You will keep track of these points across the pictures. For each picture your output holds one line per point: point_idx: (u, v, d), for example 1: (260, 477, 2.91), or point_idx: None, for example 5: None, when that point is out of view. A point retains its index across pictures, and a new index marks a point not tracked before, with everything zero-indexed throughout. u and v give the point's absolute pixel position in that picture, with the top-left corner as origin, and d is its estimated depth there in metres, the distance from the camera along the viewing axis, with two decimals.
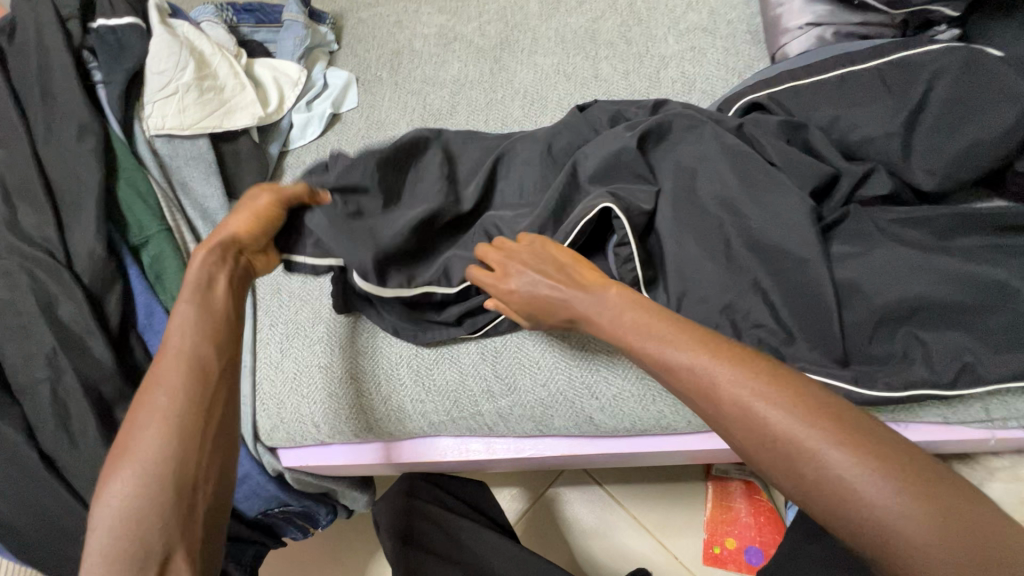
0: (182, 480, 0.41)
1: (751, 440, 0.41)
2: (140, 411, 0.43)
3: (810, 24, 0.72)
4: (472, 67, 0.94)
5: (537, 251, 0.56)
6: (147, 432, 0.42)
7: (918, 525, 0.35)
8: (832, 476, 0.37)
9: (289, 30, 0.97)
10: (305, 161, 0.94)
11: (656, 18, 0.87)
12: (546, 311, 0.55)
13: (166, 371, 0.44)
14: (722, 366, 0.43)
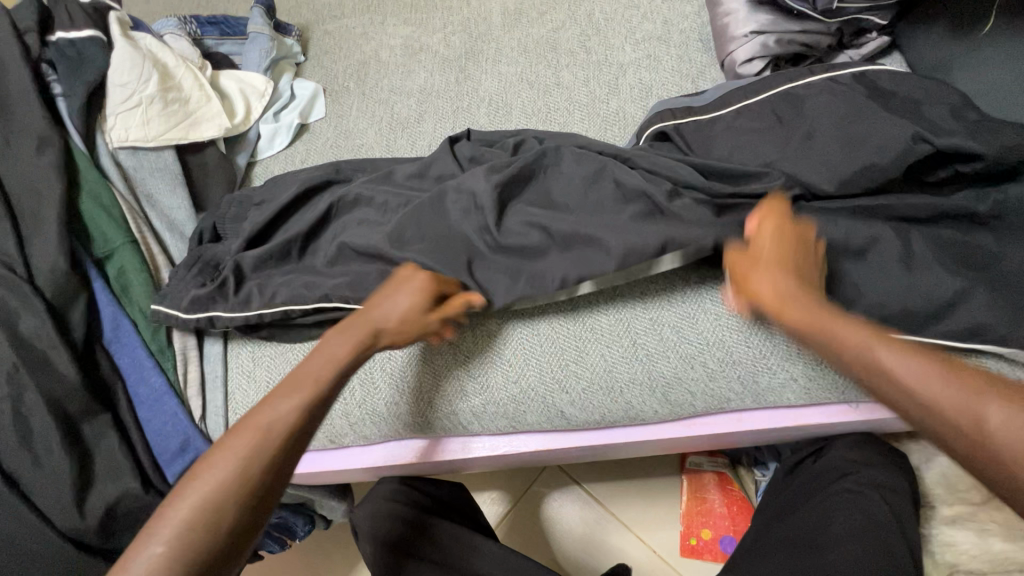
0: (230, 532, 0.47)
1: (905, 401, 0.44)
2: (222, 458, 0.49)
3: (754, 32, 0.74)
4: (438, 77, 0.96)
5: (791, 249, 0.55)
6: (227, 478, 0.48)
7: (971, 396, 0.41)
8: (980, 419, 0.40)
9: (254, 42, 0.97)
10: (273, 171, 0.95)
11: (613, 28, 0.91)
12: (783, 308, 0.51)
13: (248, 434, 0.50)
14: (870, 344, 0.46)
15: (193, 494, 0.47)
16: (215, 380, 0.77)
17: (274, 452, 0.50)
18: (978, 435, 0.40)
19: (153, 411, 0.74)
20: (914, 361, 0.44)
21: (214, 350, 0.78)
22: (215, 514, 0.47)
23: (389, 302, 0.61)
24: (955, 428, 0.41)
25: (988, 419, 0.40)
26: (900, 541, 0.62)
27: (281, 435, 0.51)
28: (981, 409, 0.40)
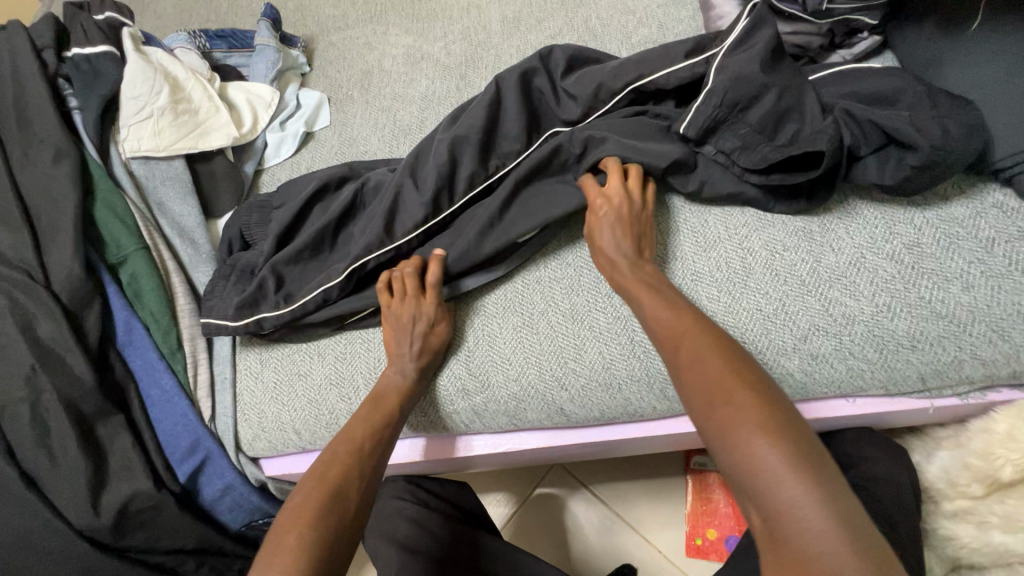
0: (343, 528, 0.53)
1: (703, 403, 0.48)
2: (326, 467, 0.58)
3: None
4: (439, 84, 0.99)
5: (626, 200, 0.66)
6: (328, 475, 0.57)
7: (759, 438, 0.43)
8: (761, 453, 0.42)
9: (261, 55, 1.01)
10: (280, 179, 0.97)
11: (610, 33, 0.93)
12: (604, 251, 0.65)
13: (325, 468, 0.58)
14: (704, 350, 0.51)
15: (312, 487, 0.56)
16: (224, 381, 0.80)
17: (363, 456, 0.61)
18: (771, 487, 0.41)
19: (165, 411, 0.76)
20: (739, 389, 0.47)
21: (224, 350, 0.81)
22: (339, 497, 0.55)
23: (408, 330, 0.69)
24: (734, 446, 0.44)
25: (765, 457, 0.42)
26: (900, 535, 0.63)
27: (365, 443, 0.62)
28: (773, 466, 0.42)
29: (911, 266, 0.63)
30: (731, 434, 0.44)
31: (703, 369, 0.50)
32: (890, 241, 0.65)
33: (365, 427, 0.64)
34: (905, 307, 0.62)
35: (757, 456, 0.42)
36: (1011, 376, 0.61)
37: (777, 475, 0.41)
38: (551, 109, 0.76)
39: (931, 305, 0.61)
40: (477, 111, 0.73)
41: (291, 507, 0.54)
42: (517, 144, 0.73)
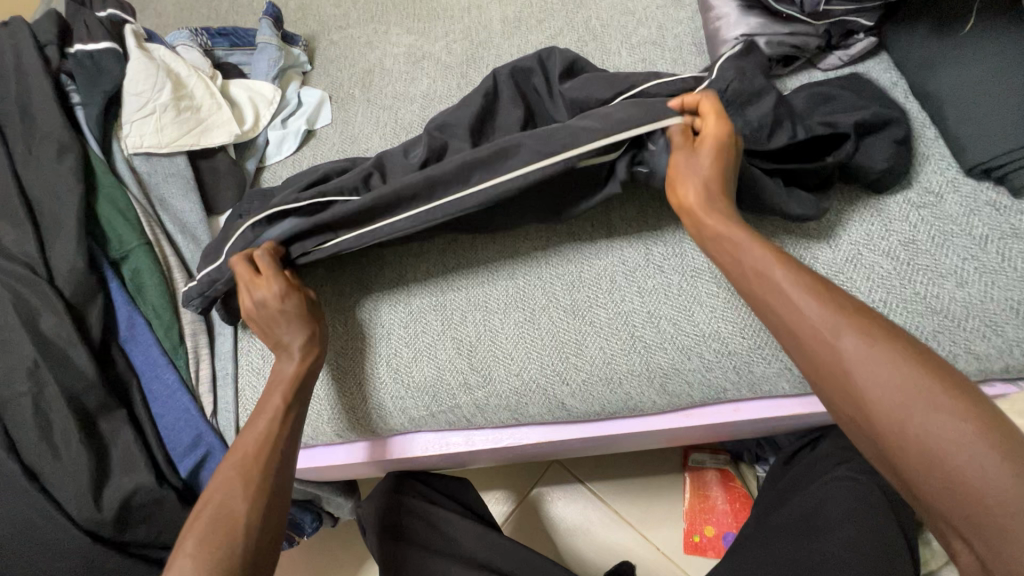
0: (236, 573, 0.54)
1: (867, 400, 0.45)
2: (223, 488, 0.58)
3: (745, 35, 0.76)
4: (440, 83, 0.99)
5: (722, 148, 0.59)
6: (230, 497, 0.58)
7: (963, 439, 0.41)
8: (939, 452, 0.41)
9: (263, 53, 1.01)
10: (282, 176, 0.98)
11: (611, 33, 0.94)
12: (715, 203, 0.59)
13: (211, 501, 0.57)
14: (858, 335, 0.47)
15: (216, 513, 0.57)
16: (225, 377, 0.80)
17: (259, 468, 0.60)
18: (986, 501, 0.39)
19: (167, 406, 0.77)
20: (906, 378, 0.44)
21: (226, 346, 0.81)
22: (229, 520, 0.56)
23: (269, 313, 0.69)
24: (922, 450, 0.42)
25: (969, 467, 0.40)
26: (894, 527, 0.64)
27: (269, 448, 0.62)
28: (977, 471, 0.40)
29: (907, 263, 0.64)
30: (929, 443, 0.42)
31: (864, 365, 0.45)
32: (887, 238, 0.66)
33: (259, 434, 0.63)
34: (899, 302, 0.63)
35: (970, 467, 0.40)
36: (1005, 370, 0.62)
37: (1017, 503, 0.38)
38: (549, 111, 0.77)
39: (927, 300, 0.62)
40: (475, 109, 0.74)
41: (188, 539, 0.55)
42: (512, 139, 0.74)
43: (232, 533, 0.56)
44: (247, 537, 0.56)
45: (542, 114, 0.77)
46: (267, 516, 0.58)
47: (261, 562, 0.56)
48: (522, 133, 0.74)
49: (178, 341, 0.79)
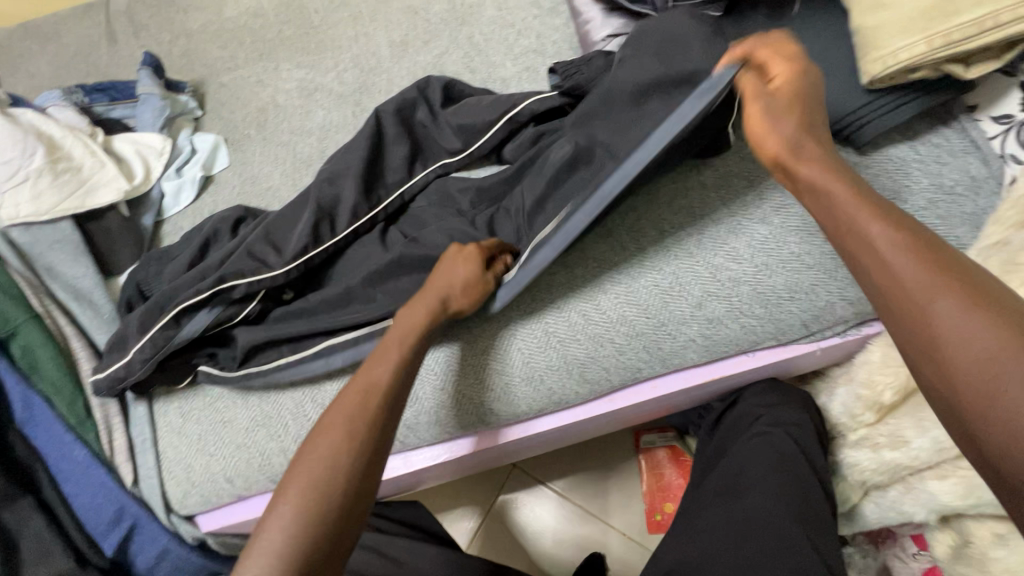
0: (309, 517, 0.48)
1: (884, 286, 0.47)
2: (318, 445, 0.52)
3: (611, 35, 0.82)
4: (335, 113, 1.00)
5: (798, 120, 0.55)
6: (334, 454, 0.51)
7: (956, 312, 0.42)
8: (938, 327, 0.43)
9: (146, 103, 0.98)
10: (184, 227, 0.95)
11: (493, 46, 0.97)
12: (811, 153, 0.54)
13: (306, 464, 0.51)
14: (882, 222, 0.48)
15: (307, 467, 0.50)
16: (143, 442, 0.76)
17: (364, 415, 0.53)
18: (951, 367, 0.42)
19: (80, 485, 0.72)
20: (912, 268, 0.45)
21: (140, 412, 0.77)
22: (315, 490, 0.49)
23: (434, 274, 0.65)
24: (917, 322, 0.44)
25: (958, 336, 0.41)
26: (807, 471, 0.68)
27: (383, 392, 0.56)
28: (962, 334, 0.41)
29: (781, 225, 0.69)
30: (917, 310, 0.44)
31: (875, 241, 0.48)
32: (761, 205, 0.70)
33: (363, 386, 0.56)
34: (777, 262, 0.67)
35: (949, 331, 0.42)
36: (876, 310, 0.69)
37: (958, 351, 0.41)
38: (434, 140, 0.83)
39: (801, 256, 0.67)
40: (359, 147, 0.79)
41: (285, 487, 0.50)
42: (401, 177, 0.81)
43: (315, 484, 0.49)
44: (320, 494, 0.49)
45: (428, 143, 0.83)
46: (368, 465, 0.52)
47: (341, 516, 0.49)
48: (410, 166, 0.82)
49: (85, 414, 0.75)
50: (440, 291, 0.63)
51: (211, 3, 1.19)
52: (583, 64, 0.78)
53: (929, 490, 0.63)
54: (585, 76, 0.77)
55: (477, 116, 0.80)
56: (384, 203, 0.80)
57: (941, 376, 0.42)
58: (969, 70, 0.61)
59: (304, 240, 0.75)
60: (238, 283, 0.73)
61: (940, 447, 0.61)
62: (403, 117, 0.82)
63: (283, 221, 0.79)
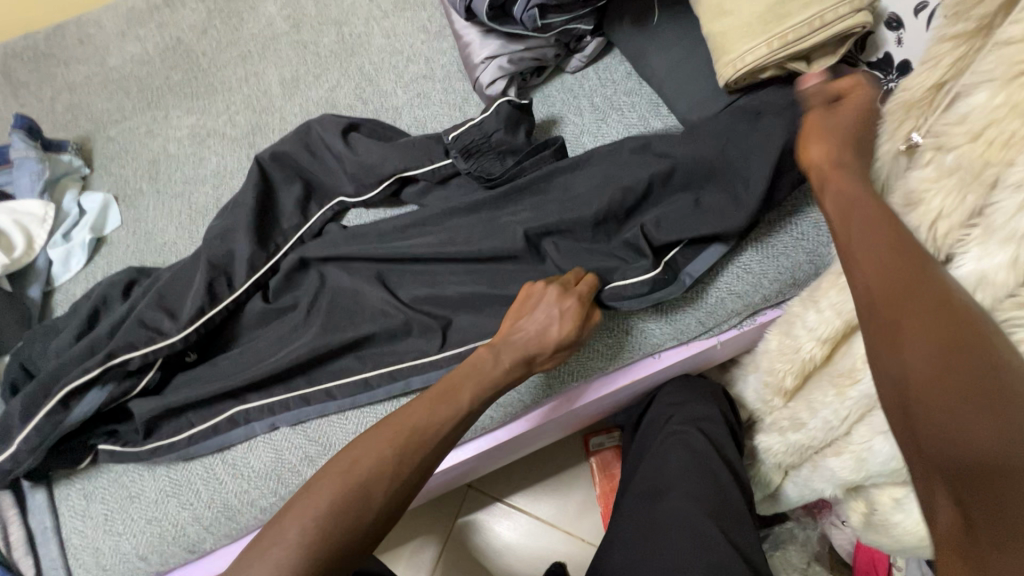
0: (349, 526, 0.50)
1: (916, 337, 0.39)
2: (376, 443, 0.54)
3: (489, 57, 0.82)
4: (230, 158, 0.97)
5: (852, 116, 0.56)
6: (346, 510, 0.50)
7: (962, 399, 0.35)
8: (951, 410, 0.36)
9: (21, 168, 0.93)
10: (76, 294, 0.91)
11: (384, 74, 0.97)
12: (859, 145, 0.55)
13: (351, 453, 0.53)
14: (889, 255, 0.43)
15: (306, 511, 0.49)
16: (44, 531, 0.72)
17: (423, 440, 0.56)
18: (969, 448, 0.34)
19: None
20: (934, 331, 0.38)
21: (38, 500, 0.73)
22: (358, 493, 0.51)
23: (527, 319, 0.64)
24: (926, 390, 0.38)
25: (962, 426, 0.35)
26: (719, 463, 0.71)
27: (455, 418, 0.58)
28: (961, 420, 0.35)
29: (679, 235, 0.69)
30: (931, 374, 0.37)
31: (894, 273, 0.42)
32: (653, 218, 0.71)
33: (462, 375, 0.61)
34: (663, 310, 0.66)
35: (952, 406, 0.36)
36: (765, 300, 0.71)
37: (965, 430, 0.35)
38: (326, 181, 0.82)
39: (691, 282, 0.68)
40: (247, 195, 0.77)
41: (285, 514, 0.50)
42: (298, 220, 0.80)
43: (351, 482, 0.51)
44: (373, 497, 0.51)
45: (320, 181, 0.82)
46: (398, 495, 0.53)
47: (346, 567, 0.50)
48: (304, 209, 0.80)
49: None
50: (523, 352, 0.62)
51: (93, 53, 1.14)
52: (482, 136, 0.75)
53: (830, 467, 0.66)
54: (473, 135, 0.75)
55: (368, 156, 0.78)
56: (283, 249, 0.78)
57: (935, 440, 0.36)
58: (811, 66, 0.64)
59: (199, 301, 0.73)
60: (132, 355, 0.70)
61: (829, 425, 0.64)
62: (292, 160, 0.81)
63: (175, 282, 0.75)
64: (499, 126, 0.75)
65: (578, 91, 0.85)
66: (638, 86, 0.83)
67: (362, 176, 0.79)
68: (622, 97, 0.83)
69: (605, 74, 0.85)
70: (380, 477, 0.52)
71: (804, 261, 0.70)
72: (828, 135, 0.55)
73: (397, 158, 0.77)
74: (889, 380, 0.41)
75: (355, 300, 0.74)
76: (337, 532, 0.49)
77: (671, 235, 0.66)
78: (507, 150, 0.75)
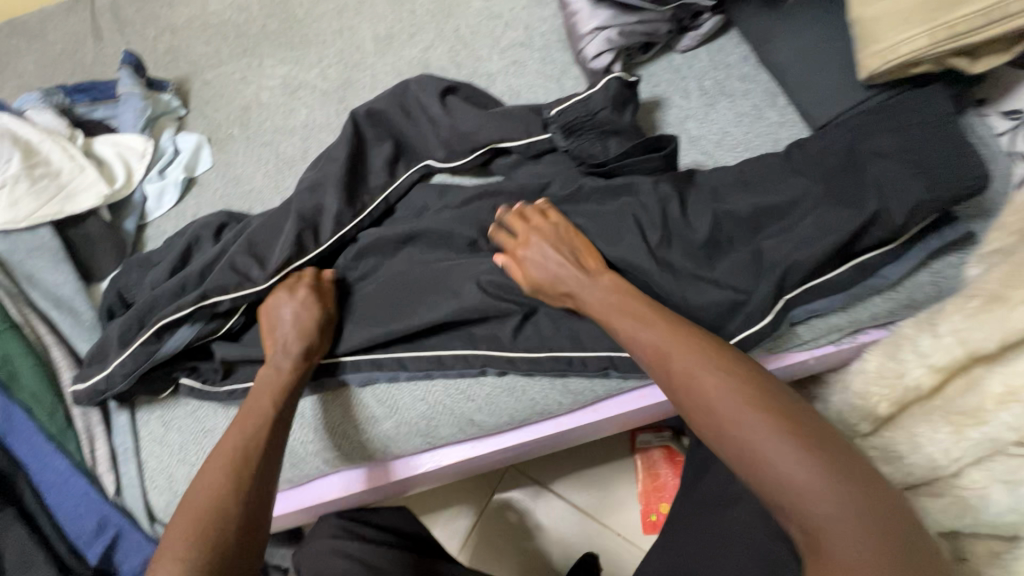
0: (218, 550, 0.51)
1: (743, 466, 0.48)
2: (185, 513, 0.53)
3: (598, 28, 0.78)
4: (320, 111, 0.97)
5: (560, 237, 0.67)
6: (199, 525, 0.52)
7: (842, 513, 0.43)
8: (824, 522, 0.44)
9: (126, 104, 0.96)
10: (167, 230, 0.94)
11: (480, 39, 0.94)
12: (552, 282, 0.64)
13: (193, 495, 0.54)
14: (730, 388, 0.50)
15: (175, 539, 0.51)
16: (125, 451, 0.76)
17: (251, 467, 0.56)
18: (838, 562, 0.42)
19: (62, 495, 0.72)
20: (782, 454, 0.46)
21: (121, 422, 0.77)
22: (194, 525, 0.51)
23: (277, 326, 0.68)
24: (795, 511, 0.45)
25: (836, 538, 0.43)
26: None
27: (300, 373, 0.66)
28: (839, 533, 0.43)
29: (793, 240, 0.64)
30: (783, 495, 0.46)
31: (727, 402, 0.50)
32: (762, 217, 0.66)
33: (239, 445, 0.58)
34: (760, 312, 0.63)
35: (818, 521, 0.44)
36: (873, 319, 0.66)
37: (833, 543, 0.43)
38: (416, 143, 0.80)
39: (799, 289, 0.64)
40: (340, 151, 0.77)
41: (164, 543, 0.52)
42: (384, 180, 0.78)
43: (200, 517, 0.52)
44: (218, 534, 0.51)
45: (409, 143, 0.80)
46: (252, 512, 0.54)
47: (253, 520, 0.54)
48: (391, 169, 0.79)
49: (66, 424, 0.74)
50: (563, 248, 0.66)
51: None
52: (586, 112, 0.73)
53: None
54: (577, 112, 0.73)
55: (465, 124, 0.77)
56: (368, 209, 0.78)
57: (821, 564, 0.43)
58: (974, 64, 0.57)
59: (288, 251, 0.72)
60: (221, 298, 0.71)
61: (935, 465, 0.59)
62: (384, 119, 0.80)
63: (263, 230, 0.76)
64: (606, 104, 0.72)
65: (686, 72, 0.80)
66: (755, 74, 0.77)
67: (455, 143, 0.77)
68: (734, 83, 0.77)
69: (718, 57, 0.80)
70: (225, 507, 0.53)
71: (923, 281, 0.65)
72: (540, 270, 0.65)
73: (494, 128, 0.76)
74: (763, 490, 0.47)
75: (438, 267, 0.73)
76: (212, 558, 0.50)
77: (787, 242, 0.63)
78: (610, 130, 0.72)
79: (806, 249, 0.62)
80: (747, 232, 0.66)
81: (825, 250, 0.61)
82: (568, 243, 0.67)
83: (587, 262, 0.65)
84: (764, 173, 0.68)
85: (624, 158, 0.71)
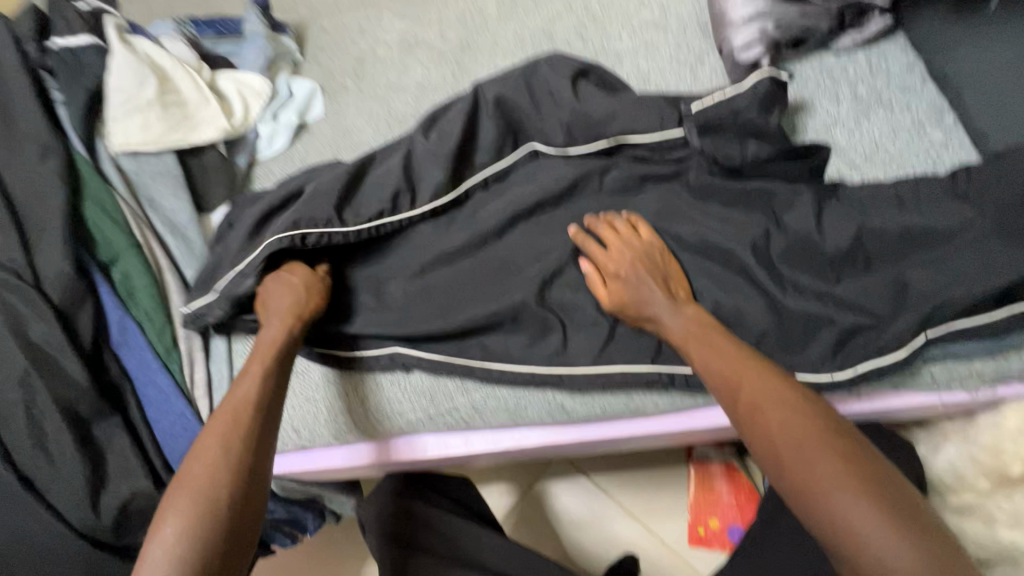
0: (218, 508, 0.50)
1: (826, 531, 0.45)
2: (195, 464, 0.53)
3: (752, 17, 0.72)
4: (435, 71, 0.96)
5: (640, 252, 0.65)
6: (204, 484, 0.51)
7: None
8: None
9: (251, 43, 0.98)
10: (273, 172, 0.94)
11: (611, 16, 0.90)
12: (639, 304, 0.63)
13: (199, 452, 0.53)
14: (815, 444, 0.47)
15: (179, 497, 0.51)
16: (219, 379, 0.78)
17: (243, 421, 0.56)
18: None
19: (162, 412, 0.75)
20: (863, 521, 0.43)
21: (219, 348, 0.80)
22: (204, 487, 0.51)
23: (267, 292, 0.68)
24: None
25: None
26: None
27: (291, 332, 0.65)
28: None
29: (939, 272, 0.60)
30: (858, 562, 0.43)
31: (811, 456, 0.47)
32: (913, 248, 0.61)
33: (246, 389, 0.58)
34: (896, 343, 0.59)
35: None
36: (1021, 371, 0.61)
37: None
38: (531, 121, 0.76)
39: (946, 328, 0.59)
40: (456, 122, 0.74)
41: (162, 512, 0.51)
42: (490, 159, 0.76)
43: (200, 485, 0.51)
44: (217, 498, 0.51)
45: (522, 115, 0.76)
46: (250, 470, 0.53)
47: (257, 448, 0.55)
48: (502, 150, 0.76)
49: (172, 345, 0.78)
50: (646, 271, 0.64)
51: None
52: (730, 112, 0.67)
53: None
54: (720, 112, 0.67)
55: (594, 109, 0.73)
56: (470, 182, 0.76)
57: None
58: None
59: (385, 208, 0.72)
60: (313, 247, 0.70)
61: None
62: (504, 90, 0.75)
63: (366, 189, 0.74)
64: (752, 104, 0.66)
65: (838, 75, 0.74)
66: (920, 85, 0.71)
67: (575, 126, 0.74)
68: (894, 94, 0.71)
69: (879, 63, 0.73)
70: (222, 468, 0.52)
71: None
72: (636, 288, 0.63)
73: (626, 118, 0.72)
74: (816, 525, 0.46)
75: (549, 249, 0.72)
76: (209, 526, 0.50)
77: (937, 280, 0.59)
78: (752, 132, 0.67)
79: (962, 286, 0.58)
80: (892, 256, 0.62)
81: (987, 291, 0.57)
82: (651, 264, 0.65)
83: (678, 290, 0.64)
84: (925, 198, 0.62)
85: (763, 165, 0.67)
